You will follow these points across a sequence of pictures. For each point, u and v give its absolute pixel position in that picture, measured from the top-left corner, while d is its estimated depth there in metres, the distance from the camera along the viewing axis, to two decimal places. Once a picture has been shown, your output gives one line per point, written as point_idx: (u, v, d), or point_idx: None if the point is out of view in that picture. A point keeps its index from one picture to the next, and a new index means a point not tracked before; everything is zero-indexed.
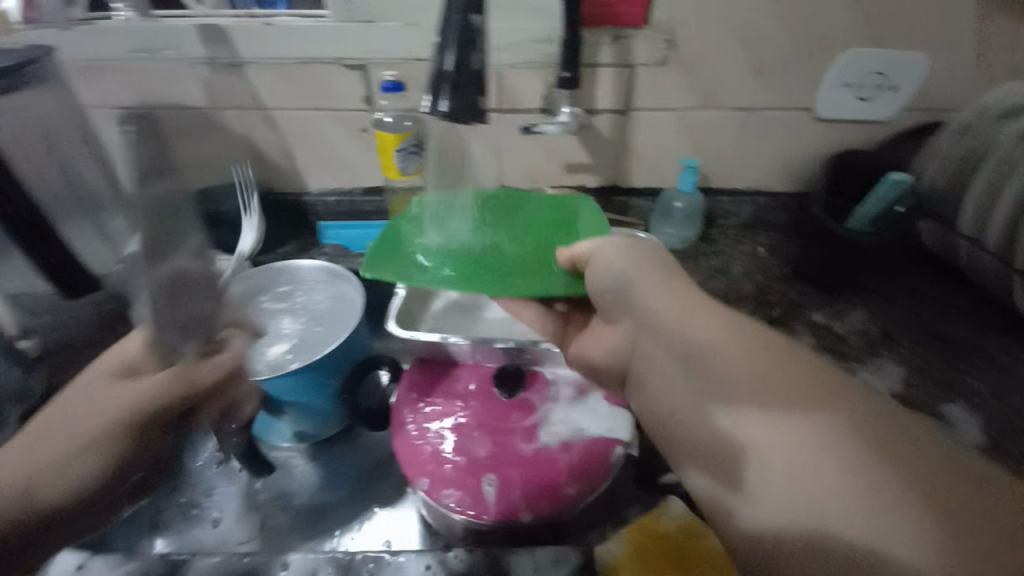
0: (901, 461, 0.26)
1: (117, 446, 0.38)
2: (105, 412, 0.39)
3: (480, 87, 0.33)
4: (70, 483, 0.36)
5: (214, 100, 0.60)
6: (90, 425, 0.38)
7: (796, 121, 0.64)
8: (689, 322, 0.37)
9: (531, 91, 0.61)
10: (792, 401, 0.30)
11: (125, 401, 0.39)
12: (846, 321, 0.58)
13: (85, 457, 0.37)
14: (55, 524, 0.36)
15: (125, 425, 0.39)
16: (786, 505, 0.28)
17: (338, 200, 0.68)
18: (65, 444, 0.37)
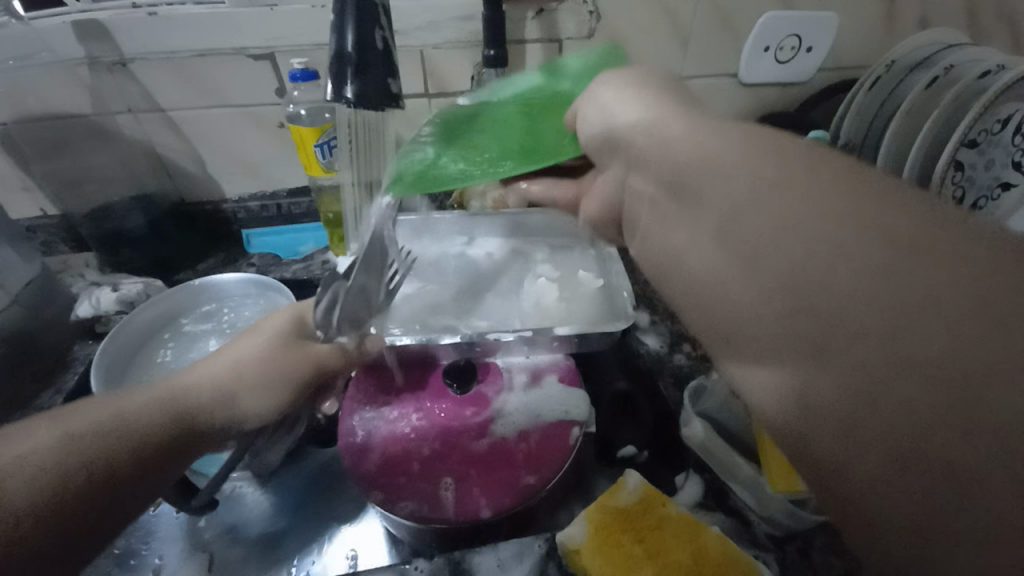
0: (991, 266, 0.18)
1: (187, 411, 0.33)
2: (189, 377, 0.35)
3: (388, 69, 0.31)
4: (142, 437, 0.31)
5: (100, 105, 0.53)
6: (157, 391, 0.33)
7: (723, 88, 0.65)
8: (694, 157, 0.28)
9: (458, 73, 0.58)
10: (841, 231, 0.21)
11: (213, 377, 0.36)
12: None
13: (165, 416, 0.32)
14: (139, 484, 0.30)
15: (216, 394, 0.35)
16: (852, 353, 0.20)
17: (261, 205, 0.63)
18: (145, 400, 0.33)
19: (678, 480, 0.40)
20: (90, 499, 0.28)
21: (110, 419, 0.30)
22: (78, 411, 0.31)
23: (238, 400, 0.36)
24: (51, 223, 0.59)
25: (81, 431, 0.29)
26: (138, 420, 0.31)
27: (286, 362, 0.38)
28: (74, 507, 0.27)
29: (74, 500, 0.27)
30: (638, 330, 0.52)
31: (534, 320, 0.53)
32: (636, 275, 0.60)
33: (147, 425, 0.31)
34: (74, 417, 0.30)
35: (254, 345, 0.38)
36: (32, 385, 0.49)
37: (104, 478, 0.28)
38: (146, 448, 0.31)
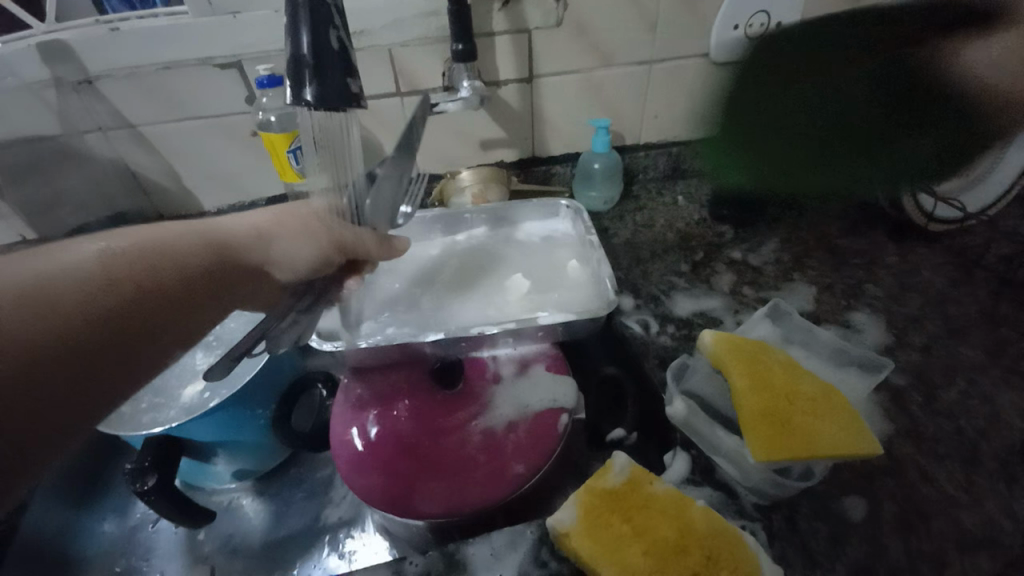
0: None
1: (220, 252, 0.38)
2: (220, 224, 0.40)
3: (346, 68, 0.31)
4: (178, 267, 0.35)
5: (67, 125, 0.52)
6: (189, 231, 0.38)
7: (695, 68, 0.66)
8: None
9: (427, 70, 0.58)
10: None
11: (247, 223, 0.41)
12: (760, 253, 0.60)
13: (200, 254, 0.37)
14: (179, 300, 0.34)
15: (248, 234, 0.40)
16: None
17: (241, 215, 0.63)
18: (183, 236, 0.37)
19: (667, 458, 0.41)
20: (139, 301, 0.32)
21: (147, 246, 0.34)
22: (123, 234, 0.35)
23: (271, 247, 0.40)
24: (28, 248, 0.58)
25: (123, 249, 0.33)
26: (175, 250, 0.35)
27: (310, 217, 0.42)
28: (126, 304, 0.31)
29: (122, 300, 0.31)
30: (622, 315, 0.53)
31: (519, 311, 0.52)
32: (618, 262, 0.60)
33: (181, 256, 0.35)
34: (116, 237, 0.34)
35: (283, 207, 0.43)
36: None
37: (145, 288, 0.32)
38: (182, 273, 0.35)
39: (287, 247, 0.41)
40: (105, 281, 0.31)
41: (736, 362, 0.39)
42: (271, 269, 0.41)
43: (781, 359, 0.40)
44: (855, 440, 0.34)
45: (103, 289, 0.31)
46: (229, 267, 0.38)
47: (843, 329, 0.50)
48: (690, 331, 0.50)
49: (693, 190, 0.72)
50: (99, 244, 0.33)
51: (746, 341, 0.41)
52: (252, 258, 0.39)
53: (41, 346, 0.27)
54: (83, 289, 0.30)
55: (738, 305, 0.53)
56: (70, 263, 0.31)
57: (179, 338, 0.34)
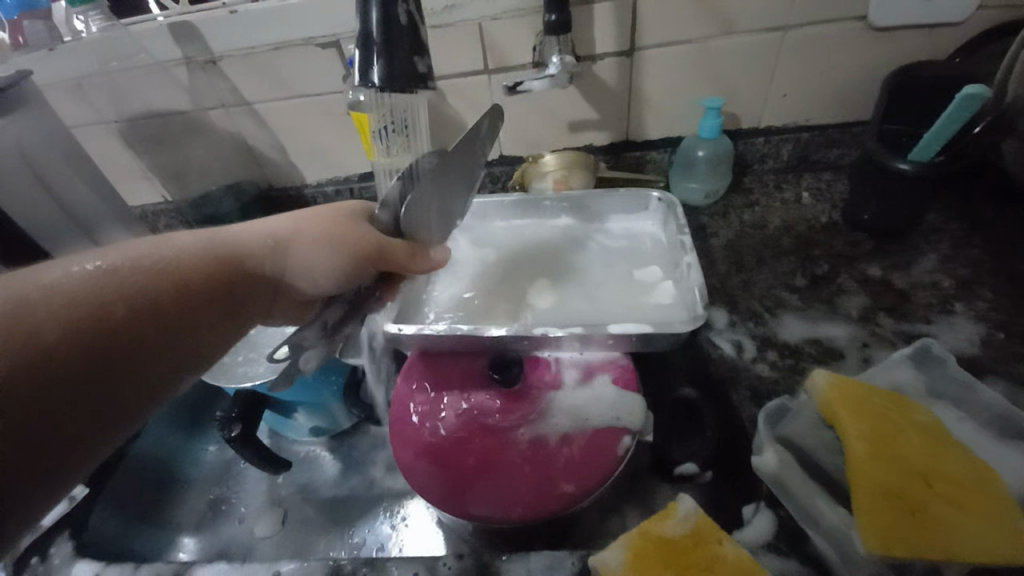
0: None
1: (229, 267, 0.38)
2: (231, 234, 0.39)
3: (415, 46, 0.29)
4: (179, 285, 0.34)
5: (196, 101, 0.58)
6: (194, 244, 0.37)
7: (843, 36, 0.53)
8: None
9: (518, 44, 0.54)
10: None
11: (258, 231, 0.40)
12: (909, 272, 0.49)
13: (205, 270, 0.36)
14: (178, 320, 0.34)
15: (261, 244, 0.39)
16: None
17: (336, 189, 0.66)
18: (189, 250, 0.36)
19: (747, 513, 0.36)
20: (134, 322, 0.31)
21: (145, 263, 0.34)
22: (124, 249, 0.34)
23: (285, 260, 0.40)
24: (168, 206, 0.67)
25: (116, 265, 0.32)
26: (178, 268, 0.35)
27: (326, 227, 0.41)
28: (120, 327, 0.31)
29: (116, 321, 0.30)
30: (711, 331, 0.46)
31: (592, 312, 0.48)
32: (714, 267, 0.53)
33: (183, 272, 0.35)
34: (114, 254, 0.33)
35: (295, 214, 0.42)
36: None
37: (142, 309, 0.32)
38: (182, 290, 0.34)
39: (302, 259, 0.40)
40: (99, 300, 0.30)
41: (858, 418, 0.32)
42: (286, 280, 0.40)
43: (919, 425, 0.32)
44: (1021, 553, 0.26)
45: (97, 311, 0.30)
46: (237, 281, 0.38)
47: (1019, 387, 0.38)
48: (796, 361, 0.42)
49: (822, 186, 0.61)
50: (98, 261, 0.32)
51: (872, 397, 0.34)
52: (264, 271, 0.39)
53: (29, 371, 0.27)
54: (67, 313, 0.29)
55: (868, 336, 0.44)
56: (62, 285, 0.30)
57: (181, 358, 0.34)
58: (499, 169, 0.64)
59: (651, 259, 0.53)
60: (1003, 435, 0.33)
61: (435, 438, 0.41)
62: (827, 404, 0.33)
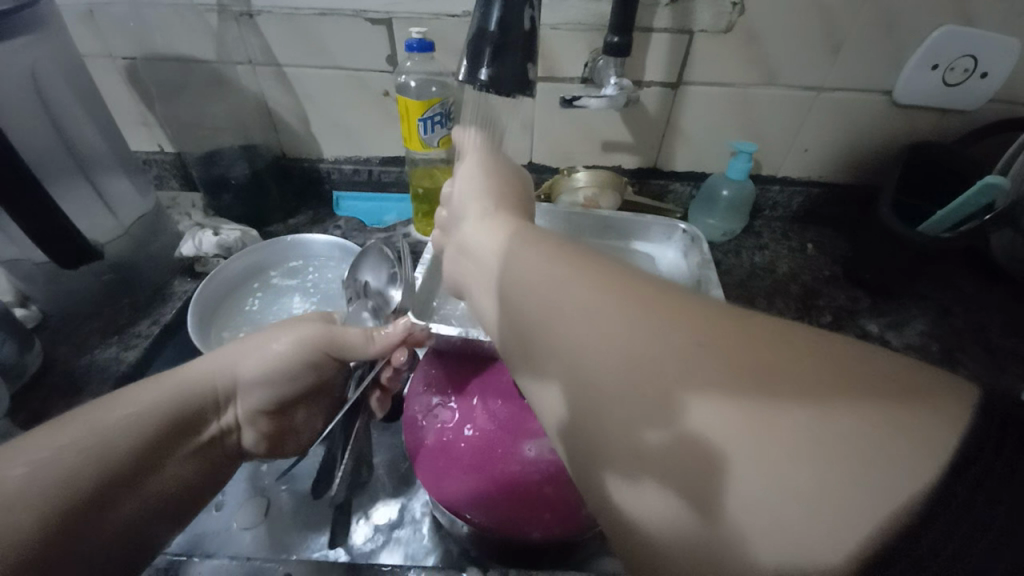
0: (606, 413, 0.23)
1: (184, 414, 0.36)
2: (184, 377, 0.38)
3: (528, 54, 0.29)
4: (137, 443, 0.33)
5: (223, 53, 0.55)
6: (133, 406, 0.34)
7: (868, 107, 0.57)
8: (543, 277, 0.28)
9: (572, 57, 0.54)
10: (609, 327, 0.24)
11: (213, 369, 0.39)
12: (902, 333, 0.54)
13: (161, 422, 0.35)
14: (143, 483, 0.33)
15: (225, 388, 0.39)
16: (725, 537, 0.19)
17: (354, 168, 0.64)
18: (136, 409, 0.34)
19: None
20: (88, 511, 0.30)
21: (90, 438, 0.31)
22: (53, 430, 0.31)
23: (237, 397, 0.40)
24: (166, 160, 0.63)
25: (80, 436, 0.31)
26: (117, 445, 0.32)
27: (305, 364, 0.43)
28: (76, 519, 0.29)
29: (84, 502, 0.30)
30: None
31: None
32: None
33: (123, 448, 0.32)
34: (43, 442, 0.30)
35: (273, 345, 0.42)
36: (130, 310, 0.51)
37: (97, 490, 0.30)
38: (144, 446, 0.33)
39: (256, 398, 0.41)
40: (78, 472, 0.30)
41: None
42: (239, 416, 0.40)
43: None
44: None
45: (68, 492, 0.29)
46: (199, 416, 0.37)
47: None
48: None
49: (824, 241, 0.65)
50: (62, 439, 0.31)
51: None
52: (218, 414, 0.39)
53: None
54: (42, 489, 0.28)
55: None
56: (34, 466, 0.29)
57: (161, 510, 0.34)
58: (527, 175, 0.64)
59: None
60: None
61: (457, 447, 0.41)
62: None
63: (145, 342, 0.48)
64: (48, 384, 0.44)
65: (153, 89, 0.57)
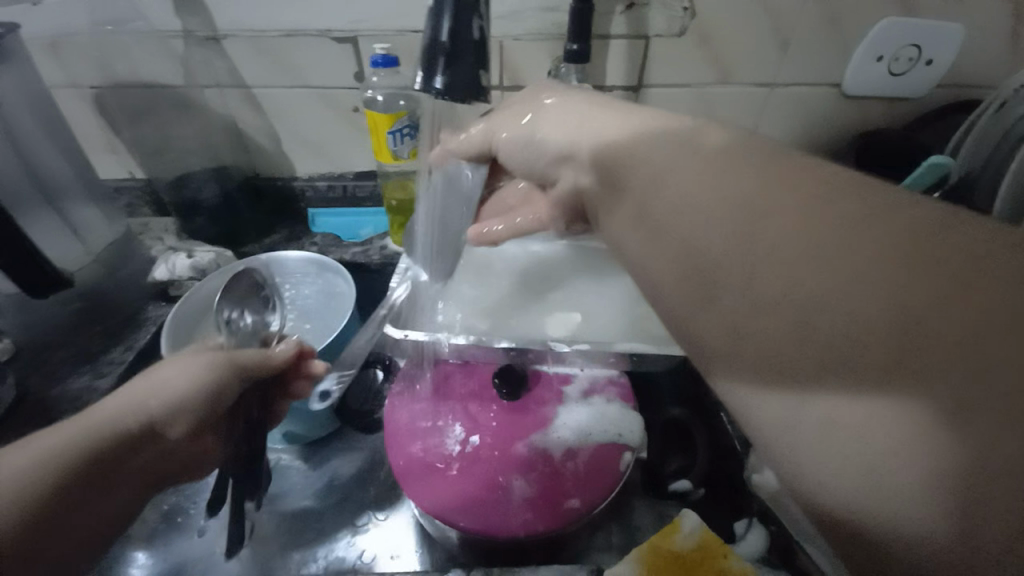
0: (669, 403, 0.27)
1: (100, 453, 0.34)
2: (94, 415, 0.35)
3: (480, 61, 0.31)
4: (51, 490, 0.31)
5: (189, 77, 0.55)
6: (40, 447, 0.31)
7: (821, 100, 0.60)
8: None
9: (534, 66, 0.56)
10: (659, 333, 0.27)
11: (128, 403, 0.36)
12: None
13: (76, 465, 0.32)
14: (69, 521, 0.32)
15: (142, 424, 0.36)
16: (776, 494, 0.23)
17: (328, 185, 0.64)
18: (41, 453, 0.31)
19: (739, 529, 0.40)
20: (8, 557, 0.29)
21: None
22: None
23: (163, 429, 0.37)
24: (136, 186, 0.62)
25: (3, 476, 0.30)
26: (40, 484, 0.30)
27: (222, 388, 0.38)
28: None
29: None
30: None
31: (597, 333, 0.50)
32: None
33: (45, 487, 0.31)
34: None
35: (181, 375, 0.37)
36: (103, 337, 0.50)
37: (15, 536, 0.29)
38: (56, 489, 0.31)
39: (181, 426, 0.37)
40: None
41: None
42: (170, 443, 0.38)
43: None
44: None
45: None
46: (125, 448, 0.35)
47: None
48: None
49: None
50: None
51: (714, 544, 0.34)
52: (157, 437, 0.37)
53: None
54: None
55: None
56: None
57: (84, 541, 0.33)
58: None
59: None
60: None
61: (440, 451, 0.41)
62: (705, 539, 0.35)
63: (119, 369, 0.47)
64: (19, 417, 0.43)
65: (121, 115, 0.57)
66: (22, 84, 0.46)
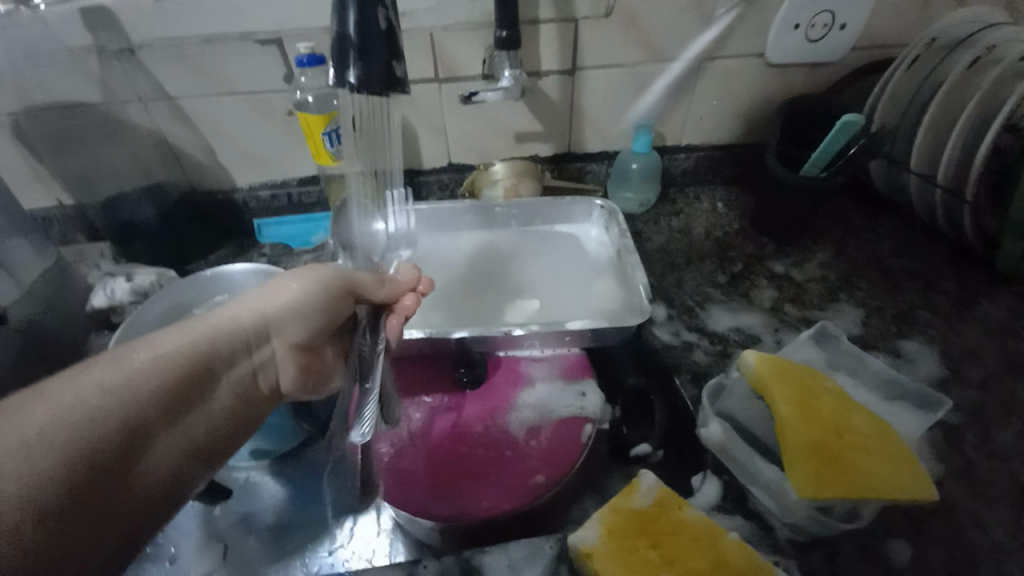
0: None
1: (211, 362, 0.32)
2: (204, 325, 0.33)
3: (392, 52, 0.31)
4: (170, 387, 0.29)
5: (108, 94, 0.52)
6: (160, 353, 0.30)
7: (746, 71, 0.62)
8: None
9: (468, 55, 0.56)
10: None
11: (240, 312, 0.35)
12: (805, 269, 0.59)
13: (186, 370, 0.31)
14: (177, 429, 0.30)
15: (257, 330, 0.35)
16: None
17: (271, 194, 0.63)
18: (161, 356, 0.30)
19: (696, 482, 0.39)
20: (116, 462, 0.26)
21: (98, 395, 0.27)
22: (82, 372, 0.27)
23: (277, 330, 0.36)
24: (66, 214, 0.59)
25: (109, 388, 0.27)
26: (143, 396, 0.28)
27: (330, 301, 0.37)
28: (107, 470, 0.26)
29: (99, 461, 0.26)
30: (652, 324, 0.51)
31: (553, 317, 0.51)
32: (652, 268, 0.59)
33: (149, 398, 0.28)
34: (81, 381, 0.27)
35: (296, 282, 0.36)
36: (45, 375, 0.48)
37: (128, 438, 0.27)
38: (169, 396, 0.29)
39: (295, 329, 0.36)
40: (125, 411, 0.27)
41: (666, 531, 0.33)
42: (277, 354, 0.36)
43: (830, 389, 0.38)
44: (912, 484, 0.33)
45: (86, 448, 0.25)
46: (235, 355, 0.33)
47: (891, 357, 0.48)
48: (725, 347, 0.49)
49: (733, 198, 0.70)
50: (109, 378, 0.28)
51: (662, 499, 0.35)
52: (251, 353, 0.34)
53: (28, 557, 0.22)
54: (78, 429, 0.25)
55: (778, 323, 0.52)
56: (75, 403, 0.26)
57: (200, 461, 0.31)
58: (448, 175, 0.64)
59: (600, 261, 0.58)
60: (886, 396, 0.41)
61: (413, 445, 0.41)
62: (659, 499, 0.35)
63: None
64: None
65: (36, 142, 0.54)
66: None
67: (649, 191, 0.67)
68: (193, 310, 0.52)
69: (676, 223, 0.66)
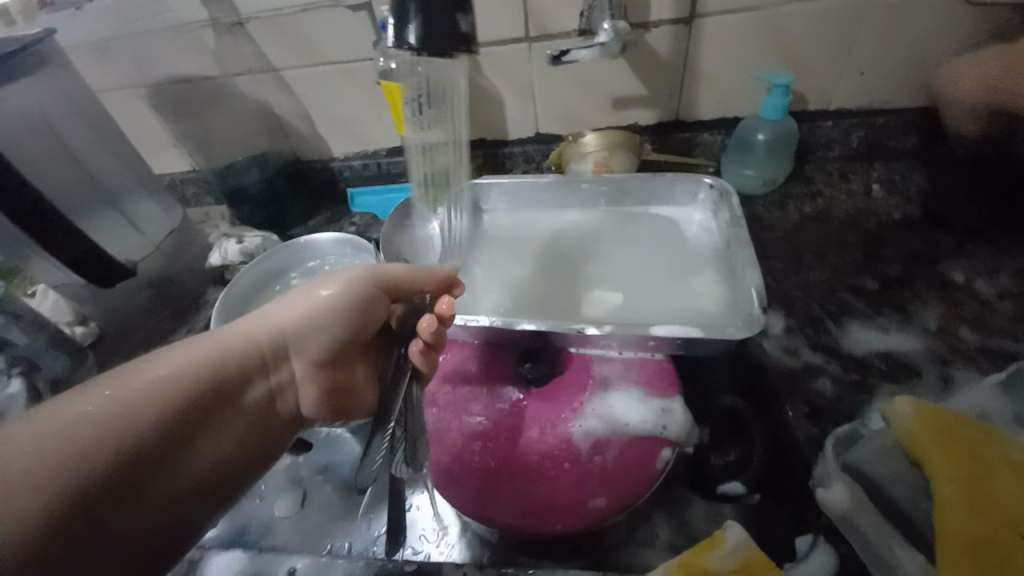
0: None
1: (226, 380, 0.33)
2: (224, 338, 0.34)
3: (456, 4, 0.29)
4: (186, 398, 0.30)
5: (222, 66, 0.56)
6: (177, 365, 0.31)
7: (938, 7, 0.46)
8: None
9: (563, 8, 0.49)
10: None
11: (259, 328, 0.36)
12: (999, 281, 0.44)
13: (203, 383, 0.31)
14: (193, 447, 0.30)
15: (276, 348, 0.36)
16: None
17: (362, 163, 0.63)
18: (178, 368, 0.30)
19: (800, 545, 0.33)
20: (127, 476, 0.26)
21: (116, 409, 0.27)
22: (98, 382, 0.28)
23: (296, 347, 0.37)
24: (195, 177, 0.66)
25: (126, 399, 0.28)
26: (159, 409, 0.29)
27: (357, 309, 0.38)
28: (117, 484, 0.26)
29: (119, 472, 0.26)
30: (762, 336, 0.42)
31: (637, 315, 0.44)
32: (771, 264, 0.49)
33: (165, 413, 0.29)
34: (95, 390, 0.28)
35: (324, 290, 0.37)
36: (170, 320, 0.55)
37: (139, 454, 0.27)
38: (184, 411, 0.30)
39: (316, 345, 0.37)
40: (139, 424, 0.28)
41: None
42: (296, 373, 0.37)
43: (1015, 466, 0.30)
44: None
45: (96, 459, 0.26)
46: (252, 373, 0.34)
47: None
48: (862, 377, 0.38)
49: (894, 179, 0.54)
50: (123, 390, 0.28)
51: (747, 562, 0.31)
52: (268, 373, 0.35)
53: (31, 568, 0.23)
54: (92, 440, 0.26)
55: (947, 352, 0.39)
56: (89, 414, 0.26)
57: (211, 486, 0.30)
58: (535, 146, 0.59)
59: (704, 251, 0.49)
60: None
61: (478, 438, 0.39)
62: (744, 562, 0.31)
63: None
64: None
65: (169, 112, 0.60)
66: (75, 92, 0.49)
67: (776, 168, 0.55)
68: (288, 273, 0.56)
69: (810, 209, 0.54)
